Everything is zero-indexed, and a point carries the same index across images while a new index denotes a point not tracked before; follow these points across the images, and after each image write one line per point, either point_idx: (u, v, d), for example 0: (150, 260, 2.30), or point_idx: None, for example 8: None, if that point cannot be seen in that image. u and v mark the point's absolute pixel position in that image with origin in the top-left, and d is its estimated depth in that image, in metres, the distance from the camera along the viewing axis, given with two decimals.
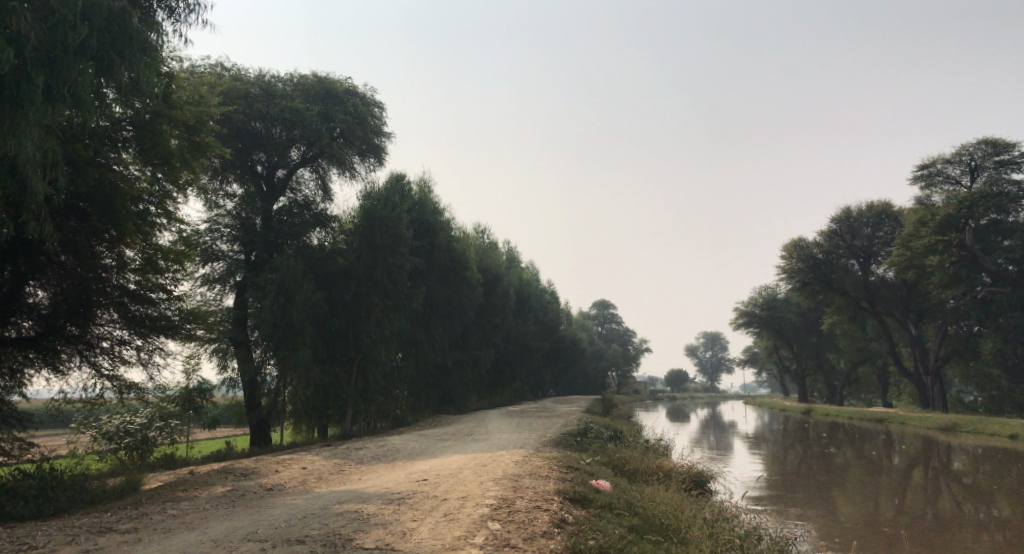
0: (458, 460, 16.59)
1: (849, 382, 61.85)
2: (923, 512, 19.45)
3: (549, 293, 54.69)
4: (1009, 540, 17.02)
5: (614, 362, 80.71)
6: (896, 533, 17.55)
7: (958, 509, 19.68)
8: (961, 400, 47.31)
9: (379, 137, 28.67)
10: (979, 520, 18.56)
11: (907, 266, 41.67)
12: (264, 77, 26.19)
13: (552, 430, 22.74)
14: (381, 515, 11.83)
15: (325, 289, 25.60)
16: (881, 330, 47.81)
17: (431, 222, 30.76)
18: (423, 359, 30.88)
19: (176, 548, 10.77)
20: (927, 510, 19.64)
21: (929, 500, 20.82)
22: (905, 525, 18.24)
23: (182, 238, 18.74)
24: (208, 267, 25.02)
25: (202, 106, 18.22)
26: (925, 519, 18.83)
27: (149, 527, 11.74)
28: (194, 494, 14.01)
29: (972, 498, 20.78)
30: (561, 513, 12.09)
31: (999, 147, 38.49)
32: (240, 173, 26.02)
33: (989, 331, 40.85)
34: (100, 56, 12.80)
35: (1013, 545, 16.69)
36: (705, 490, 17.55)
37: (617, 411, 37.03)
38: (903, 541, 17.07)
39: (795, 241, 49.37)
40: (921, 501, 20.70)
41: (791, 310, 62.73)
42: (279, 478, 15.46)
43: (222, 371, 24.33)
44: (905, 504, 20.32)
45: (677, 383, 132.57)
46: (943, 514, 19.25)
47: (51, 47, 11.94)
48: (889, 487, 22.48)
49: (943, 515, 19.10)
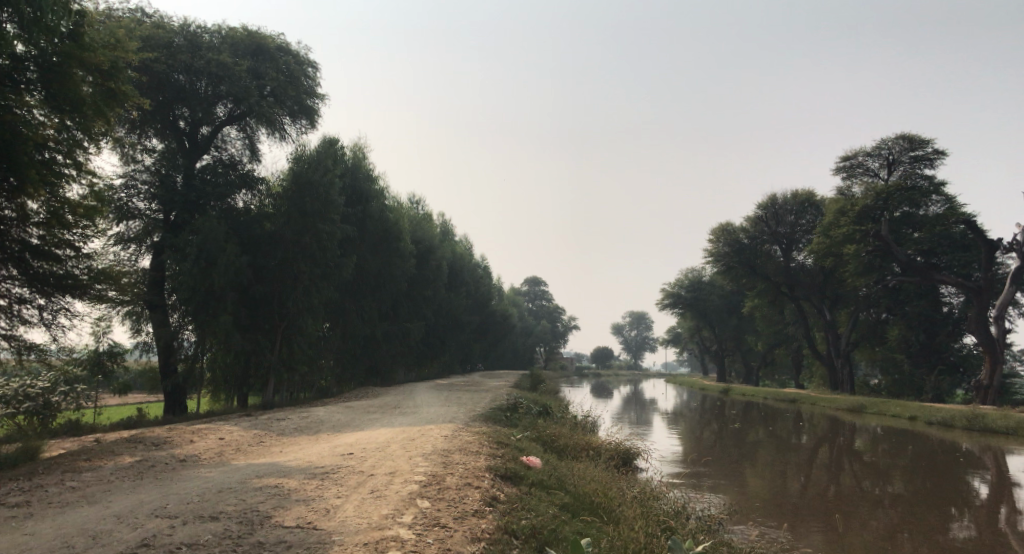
0: (385, 433, 16.06)
1: (766, 364, 63.65)
2: (827, 487, 19.93)
3: (481, 268, 54.25)
4: (907, 514, 17.58)
5: (541, 338, 80.97)
6: (806, 508, 17.93)
7: (859, 485, 20.25)
8: (868, 383, 49.18)
9: (312, 98, 27.56)
10: (881, 495, 19.15)
11: (826, 253, 42.76)
12: (190, 27, 24.61)
13: (479, 404, 22.40)
14: (303, 490, 11.22)
15: (250, 253, 24.53)
16: (799, 314, 49.12)
17: (364, 188, 29.80)
18: (351, 330, 30.08)
19: (73, 524, 9.97)
20: (832, 485, 20.18)
21: (833, 476, 21.37)
22: (814, 500, 18.66)
23: (94, 192, 17.39)
24: (123, 225, 23.73)
25: (119, 51, 16.94)
26: (829, 494, 19.31)
27: (43, 500, 10.86)
28: (98, 465, 13.10)
29: (872, 474, 21.44)
30: (493, 491, 11.72)
31: (915, 142, 39.67)
32: (160, 128, 24.55)
33: (896, 318, 42.39)
34: None
35: (909, 519, 17.25)
36: (631, 467, 17.53)
37: (544, 386, 37.05)
38: (806, 514, 17.44)
39: (722, 226, 50.06)
40: (824, 477, 21.23)
41: (715, 293, 63.85)
42: (193, 449, 14.64)
43: (135, 334, 23.09)
44: (809, 479, 20.81)
45: (602, 360, 134.45)
46: (844, 489, 19.77)
47: None
48: (797, 464, 23.04)
49: (849, 491, 19.66)
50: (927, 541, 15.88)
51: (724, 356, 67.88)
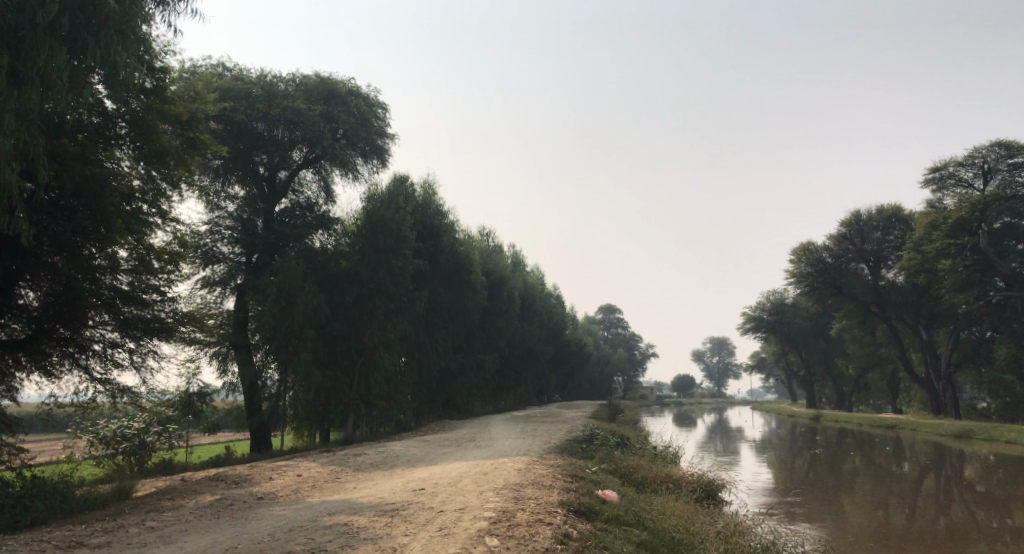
0: (458, 467, 15.92)
1: (858, 388, 60.94)
2: (934, 521, 18.67)
3: (555, 297, 54.05)
4: (1021, 549, 16.30)
5: (620, 367, 79.83)
6: (908, 543, 16.82)
7: (970, 518, 18.89)
8: (973, 406, 46.37)
9: (383, 138, 28.13)
10: (992, 529, 17.82)
11: (918, 270, 40.83)
12: (266, 77, 25.53)
13: (557, 437, 22.04)
14: (372, 528, 11.16)
15: (327, 291, 25.04)
16: (891, 335, 46.89)
17: (435, 223, 30.11)
18: (427, 364, 30.23)
19: None
20: (937, 518, 18.91)
21: (937, 507, 20.04)
22: (916, 534, 17.48)
23: (177, 238, 18.11)
24: (209, 269, 24.45)
25: (197, 102, 17.57)
26: (935, 527, 18.08)
27: (123, 541, 11.11)
28: (179, 504, 13.37)
29: (982, 505, 20.02)
30: (565, 528, 11.39)
31: (1012, 149, 37.81)
32: (241, 175, 25.40)
33: (1002, 336, 39.88)
34: (72, 36, 12.44)
35: None
36: (717, 500, 16.84)
37: (624, 416, 36.28)
38: (909, 550, 16.38)
39: (804, 245, 48.59)
40: (930, 509, 19.89)
41: (799, 315, 61.64)
42: (271, 487, 14.81)
43: (222, 375, 23.70)
44: (913, 512, 19.54)
45: (683, 389, 131.70)
46: (954, 523, 18.47)
47: (19, 25, 11.77)
48: (898, 495, 21.73)
49: (955, 524, 18.37)
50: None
51: (812, 380, 65.35)
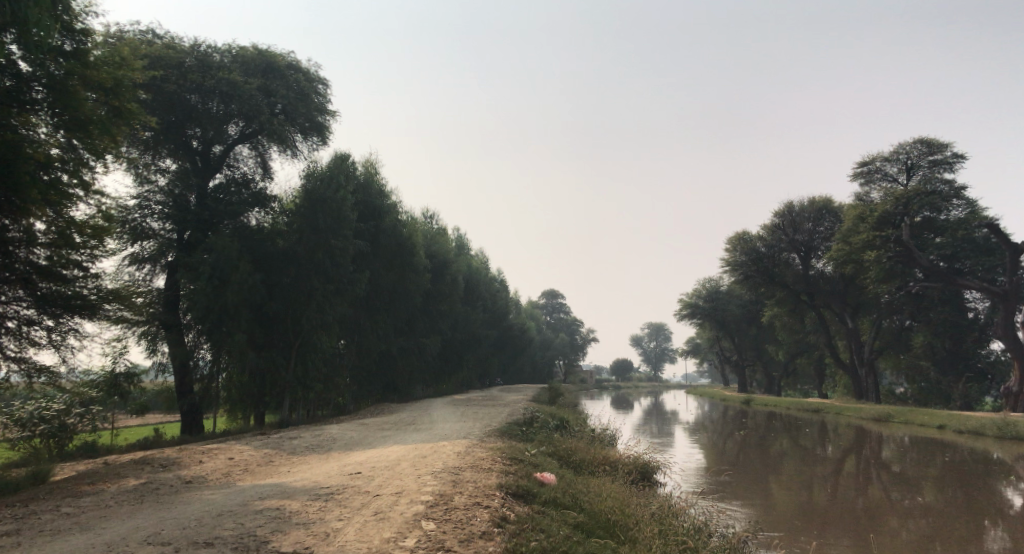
0: (396, 451, 15.68)
1: (787, 373, 62.69)
2: (853, 499, 19.29)
3: (498, 281, 53.92)
4: (931, 525, 16.99)
5: (560, 351, 80.32)
6: (828, 521, 17.36)
7: (887, 496, 19.60)
8: (894, 391, 48.14)
9: (323, 115, 27.44)
10: (906, 506, 18.50)
11: (845, 261, 41.98)
12: (200, 47, 24.52)
13: (496, 419, 21.99)
14: (305, 513, 10.87)
15: (263, 271, 24.33)
16: (820, 322, 48.25)
17: (377, 203, 29.60)
18: (366, 346, 29.76)
19: None
20: (856, 497, 19.54)
21: (857, 487, 20.71)
22: (837, 513, 17.98)
23: (101, 211, 17.36)
24: (137, 245, 23.41)
25: (123, 69, 16.85)
26: (853, 505, 18.68)
27: (35, 528, 10.59)
28: (100, 489, 12.81)
29: (899, 485, 20.75)
30: (503, 511, 11.29)
31: (934, 146, 39.00)
32: (173, 148, 24.33)
33: (921, 324, 41.46)
34: None
35: (934, 531, 16.62)
36: (651, 482, 17.02)
37: (563, 399, 36.46)
38: (829, 527, 16.91)
39: (739, 234, 49.40)
40: (851, 489, 20.55)
41: (733, 302, 62.90)
42: (200, 470, 14.31)
43: (151, 355, 22.83)
44: (835, 491, 20.14)
45: (621, 372, 133.57)
46: (872, 501, 19.12)
47: None
48: (820, 475, 22.40)
49: (874, 502, 19.01)
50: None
51: (745, 366, 66.94)
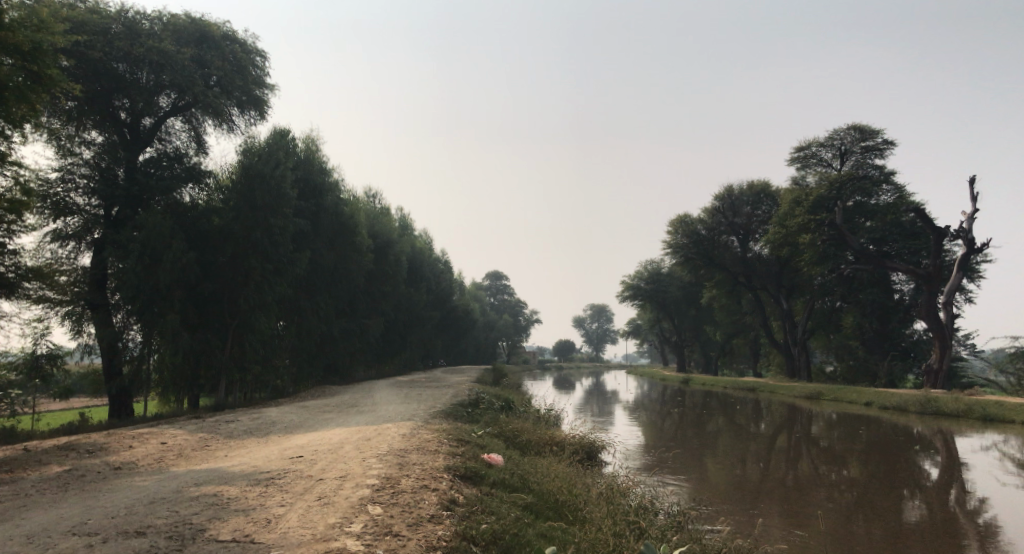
0: (339, 433, 15.28)
1: (725, 353, 63.92)
2: (784, 474, 19.63)
3: (442, 262, 53.40)
4: (859, 497, 17.42)
5: (503, 332, 80.24)
6: (762, 494, 17.67)
7: (817, 471, 20.02)
8: (824, 369, 49.44)
9: (261, 88, 26.50)
10: (834, 479, 18.95)
11: (782, 244, 42.70)
12: (127, 13, 23.24)
13: (440, 400, 21.71)
14: (244, 499, 10.41)
15: (197, 249, 23.42)
16: (756, 304, 49.18)
17: (317, 181, 28.84)
18: (307, 327, 29.03)
19: None
20: (789, 471, 19.95)
21: (792, 462, 21.15)
22: (772, 487, 18.26)
23: (18, 183, 16.47)
24: (60, 222, 22.28)
25: (43, 31, 15.90)
26: (786, 479, 19.06)
27: None
28: (20, 476, 12.11)
29: (829, 459, 21.24)
30: (451, 493, 11.03)
31: (865, 132, 39.92)
32: (99, 119, 23.13)
33: (850, 305, 42.61)
34: None
35: (861, 502, 17.04)
36: (596, 461, 17.00)
37: (506, 380, 36.33)
38: (762, 501, 17.18)
39: (680, 218, 49.96)
40: (783, 464, 20.92)
41: (674, 284, 63.72)
42: (130, 456, 13.68)
43: (76, 336, 21.77)
44: (768, 466, 20.49)
45: (563, 353, 134.48)
46: (802, 475, 19.49)
47: None
48: (754, 451, 22.78)
49: (807, 476, 19.41)
50: (882, 527, 15.59)
51: (683, 346, 67.97)
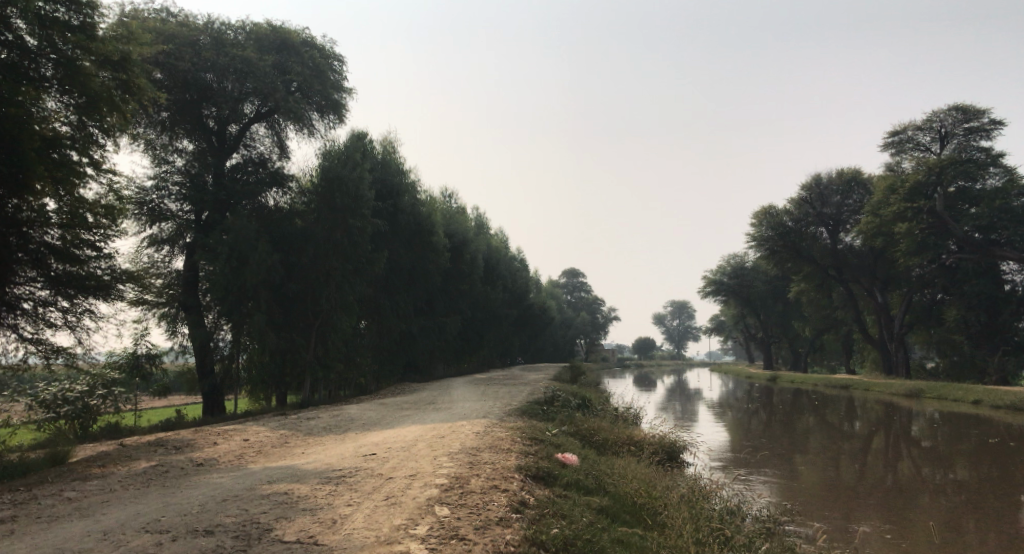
0: (415, 431, 15.23)
1: (814, 349, 61.59)
2: (878, 476, 18.58)
3: (519, 261, 53.28)
4: (960, 502, 16.31)
5: (582, 330, 79.52)
6: (854, 498, 16.74)
7: (916, 473, 18.87)
8: (922, 366, 47.00)
9: (340, 92, 26.87)
10: (934, 483, 17.80)
11: (874, 234, 40.81)
12: (213, 24, 23.89)
13: (517, 398, 21.49)
14: (313, 498, 10.45)
15: (281, 252, 23.92)
16: (847, 298, 47.11)
17: (394, 182, 29.09)
18: (387, 326, 29.32)
19: (53, 543, 9.45)
20: (884, 473, 18.87)
21: (887, 463, 20.01)
22: (865, 490, 17.28)
23: (112, 190, 17.03)
24: (155, 227, 23.11)
25: (132, 43, 16.49)
26: (880, 482, 18.01)
27: (32, 515, 10.34)
28: (109, 472, 12.53)
29: (928, 461, 19.99)
30: (521, 495, 10.78)
31: (969, 113, 37.62)
32: (189, 127, 23.87)
33: (950, 298, 40.33)
34: None
35: (964, 508, 15.94)
36: (678, 462, 16.45)
37: (585, 378, 35.89)
38: (852, 505, 16.27)
39: (765, 209, 48.31)
40: (878, 465, 19.82)
41: (759, 279, 61.82)
42: (213, 452, 13.98)
43: (171, 337, 22.69)
44: (860, 468, 19.44)
45: (644, 351, 132.52)
46: (896, 478, 18.41)
47: None
48: (846, 451, 21.69)
49: (903, 479, 18.31)
50: (987, 534, 14.56)
51: (769, 343, 65.86)
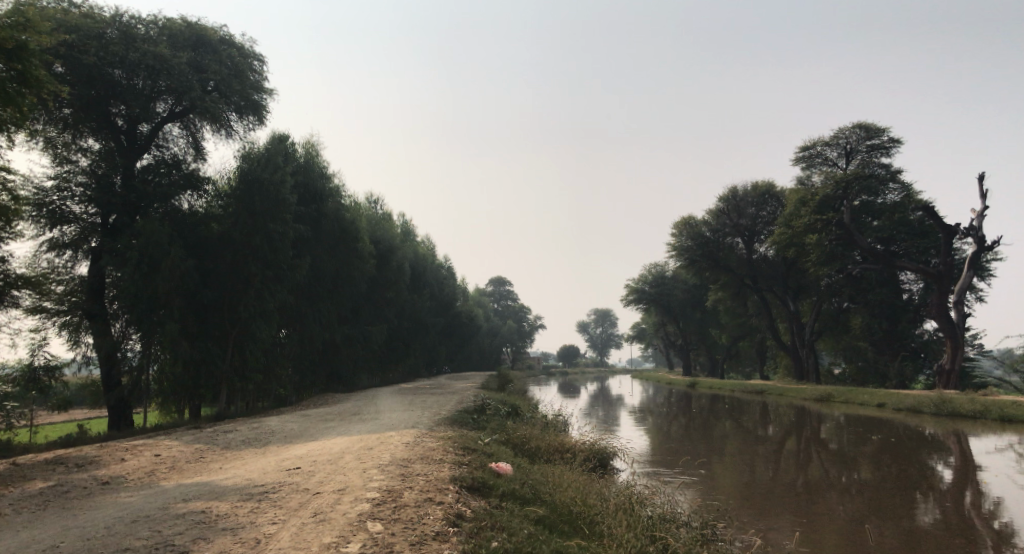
0: (340, 443, 14.58)
1: (731, 356, 63.10)
2: (794, 477, 18.89)
3: (444, 268, 52.80)
4: (872, 500, 16.68)
5: (508, 338, 79.35)
6: (773, 498, 16.94)
7: (829, 473, 19.30)
8: (833, 371, 48.60)
9: (260, 93, 25.91)
10: (846, 482, 18.20)
11: (788, 244, 41.94)
12: (122, 17, 22.60)
13: (445, 407, 21.01)
14: (233, 516, 9.76)
15: (196, 257, 22.78)
16: (763, 305, 48.37)
17: (317, 186, 28.23)
18: (309, 335, 28.38)
19: None
20: (801, 474, 19.22)
21: (804, 465, 20.40)
22: (782, 491, 17.52)
23: (7, 189, 15.83)
24: (57, 230, 21.64)
25: (30, 31, 15.36)
26: (795, 483, 18.32)
27: None
28: (0, 494, 11.46)
29: (842, 462, 20.45)
30: (457, 507, 10.35)
31: (872, 131, 39.14)
32: (96, 126, 22.51)
33: (858, 306, 41.85)
34: None
35: (877, 506, 16.30)
36: (608, 468, 16.31)
37: (511, 386, 35.60)
38: (770, 505, 16.43)
39: (685, 220, 49.26)
40: (795, 467, 20.18)
41: (679, 287, 62.98)
42: (120, 469, 13.03)
43: (73, 348, 21.19)
44: (778, 470, 19.73)
45: (567, 359, 133.40)
46: (812, 478, 18.75)
47: None
48: (765, 454, 22.05)
49: (818, 479, 18.66)
50: (896, 530, 14.91)
51: (689, 350, 67.11)
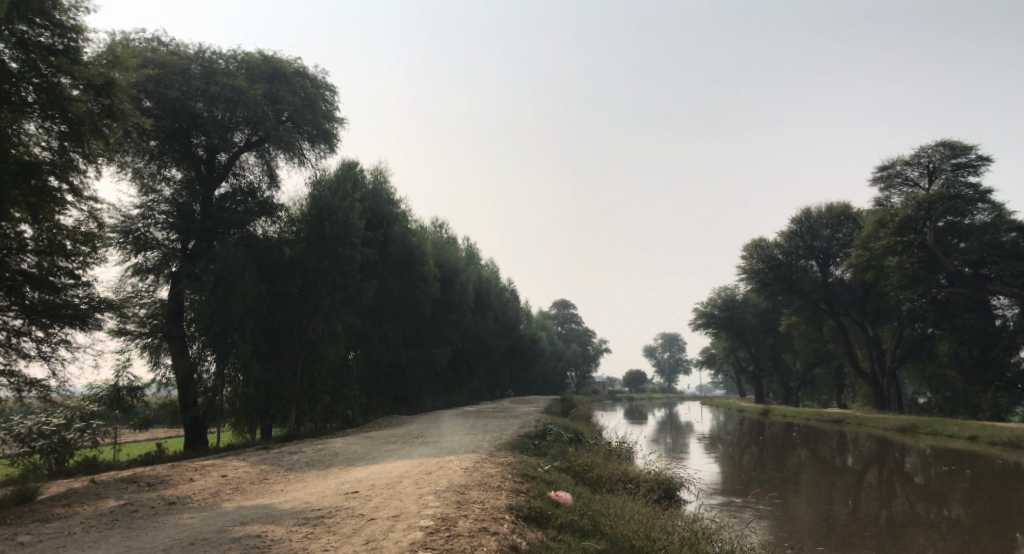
0: (400, 467, 14.53)
1: (806, 383, 61.06)
2: (874, 512, 17.98)
3: (509, 292, 52.82)
4: (961, 540, 15.70)
5: (573, 362, 78.66)
6: (851, 535, 16.13)
7: (913, 509, 18.29)
8: (915, 400, 46.46)
9: (331, 122, 26.47)
10: (931, 519, 17.23)
11: (865, 267, 40.47)
12: (204, 53, 23.50)
13: (508, 432, 20.85)
14: (288, 541, 9.81)
15: (269, 281, 23.21)
16: (838, 331, 46.70)
17: (386, 212, 28.61)
18: (376, 358, 28.65)
19: None
20: (881, 509, 18.30)
21: (884, 499, 19.42)
22: (861, 527, 16.69)
23: (94, 218, 16.49)
24: (141, 256, 22.48)
25: (117, 67, 15.95)
26: (877, 518, 17.43)
27: None
28: (74, 512, 11.83)
29: (925, 497, 19.39)
30: (512, 538, 10.15)
31: (957, 149, 37.58)
32: (178, 156, 23.47)
33: (943, 332, 39.92)
34: None
35: (965, 546, 15.34)
36: (675, 500, 15.83)
37: (576, 411, 35.18)
38: (848, 542, 15.62)
39: (756, 243, 48.06)
40: (874, 501, 19.23)
41: (749, 312, 61.44)
42: (188, 489, 13.28)
43: (153, 369, 21.84)
44: (856, 504, 18.82)
45: (634, 384, 131.43)
46: (893, 514, 17.81)
47: None
48: (842, 487, 21.07)
49: (899, 515, 17.73)
50: None
51: (761, 376, 65.23)
